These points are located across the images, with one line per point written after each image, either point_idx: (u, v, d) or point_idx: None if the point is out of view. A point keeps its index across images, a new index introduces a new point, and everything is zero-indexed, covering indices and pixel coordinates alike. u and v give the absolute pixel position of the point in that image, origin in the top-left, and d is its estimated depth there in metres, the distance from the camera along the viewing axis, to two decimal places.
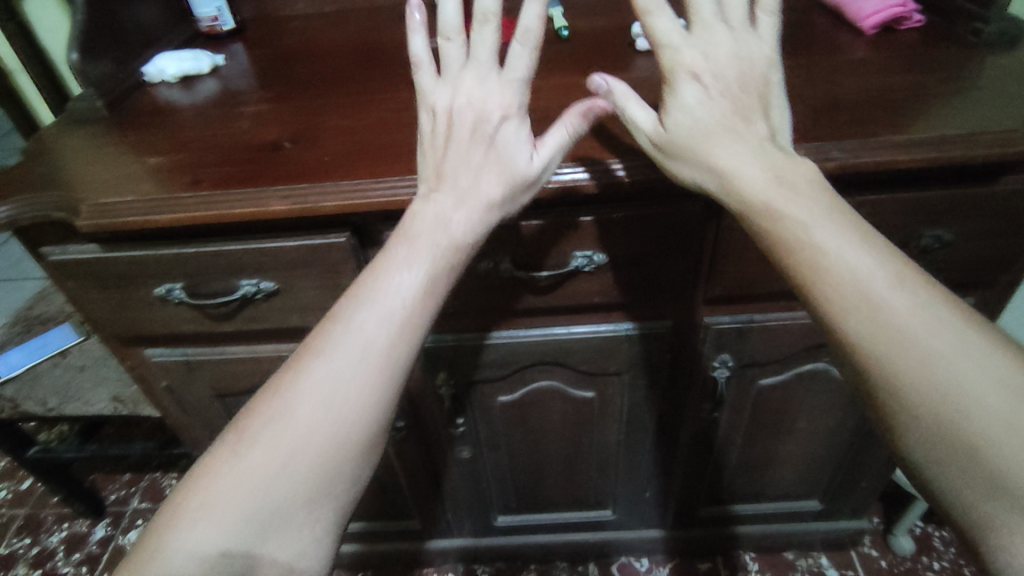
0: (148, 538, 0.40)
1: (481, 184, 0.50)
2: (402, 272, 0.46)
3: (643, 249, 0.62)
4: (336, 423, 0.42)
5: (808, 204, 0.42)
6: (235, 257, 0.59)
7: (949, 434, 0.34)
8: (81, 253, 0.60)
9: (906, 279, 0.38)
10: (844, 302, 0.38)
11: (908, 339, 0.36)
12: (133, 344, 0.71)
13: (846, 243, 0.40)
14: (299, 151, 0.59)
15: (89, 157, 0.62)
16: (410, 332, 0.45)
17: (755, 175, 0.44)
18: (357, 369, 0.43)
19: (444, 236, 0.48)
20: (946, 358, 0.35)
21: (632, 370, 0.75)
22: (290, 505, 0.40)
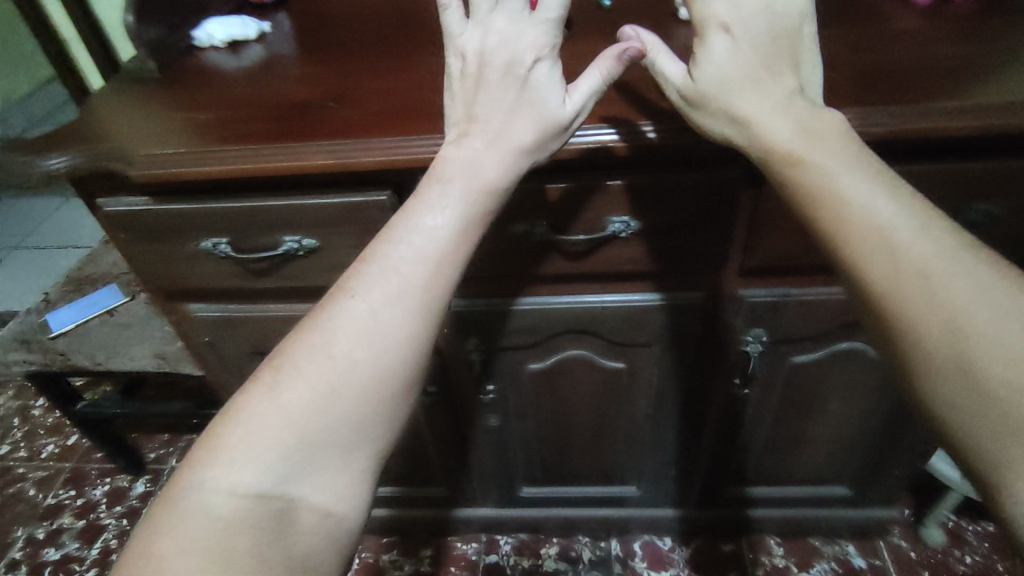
0: (179, 478, 0.39)
1: (513, 128, 0.50)
2: (433, 213, 0.45)
3: (679, 218, 0.62)
4: (376, 360, 0.41)
5: (830, 153, 0.43)
6: (277, 213, 0.61)
7: (965, 380, 0.35)
8: (132, 205, 0.62)
9: (933, 225, 0.39)
10: (865, 247, 0.39)
11: (925, 277, 0.37)
12: (178, 299, 0.73)
13: (878, 194, 0.41)
14: (341, 109, 0.60)
15: (141, 113, 0.65)
16: (445, 272, 0.44)
17: (784, 126, 0.46)
18: (394, 307, 0.42)
19: (478, 179, 0.47)
20: (965, 299, 0.36)
21: (663, 342, 0.75)
22: (327, 445, 0.40)
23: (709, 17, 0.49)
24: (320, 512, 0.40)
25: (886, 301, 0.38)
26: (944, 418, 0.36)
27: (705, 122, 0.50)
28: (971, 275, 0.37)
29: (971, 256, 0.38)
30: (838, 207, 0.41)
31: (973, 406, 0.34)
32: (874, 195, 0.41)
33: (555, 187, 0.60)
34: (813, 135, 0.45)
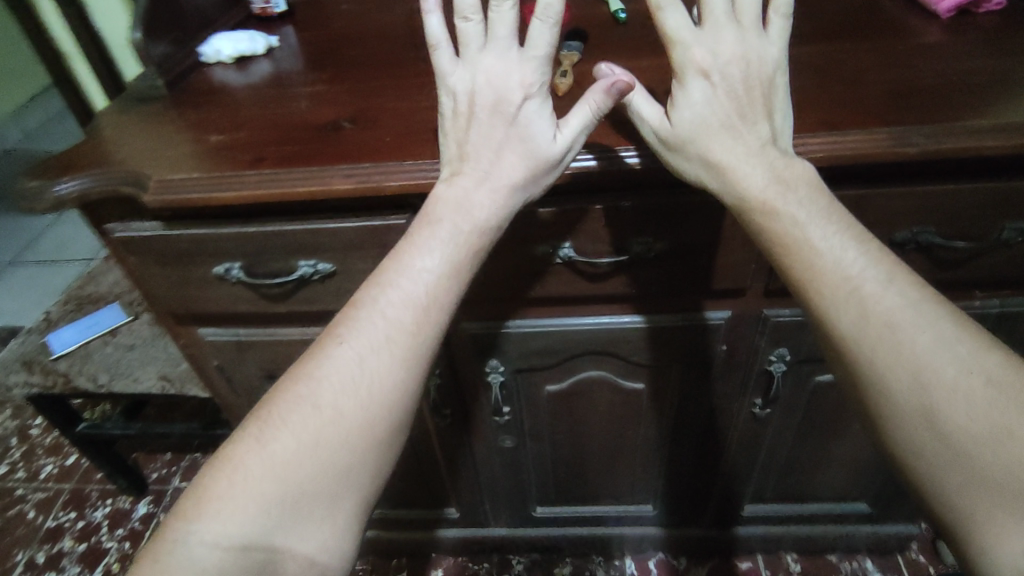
0: (168, 529, 0.40)
1: (501, 167, 0.50)
2: (425, 257, 0.47)
3: (706, 239, 0.60)
4: (362, 406, 0.43)
5: (804, 206, 0.46)
6: (293, 237, 0.59)
7: (929, 424, 0.39)
8: (143, 229, 0.60)
9: (897, 278, 0.42)
10: (834, 300, 0.43)
11: (896, 330, 0.41)
12: (188, 323, 0.71)
13: (842, 246, 0.44)
14: (358, 132, 0.59)
15: (152, 134, 0.63)
16: (433, 317, 0.46)
17: (755, 176, 0.47)
18: (381, 352, 0.44)
19: (468, 219, 0.48)
20: (932, 354, 0.39)
21: (684, 364, 0.73)
22: (314, 492, 0.41)
23: (687, 65, 0.49)
24: (311, 554, 0.41)
25: (850, 346, 0.42)
26: (910, 452, 0.40)
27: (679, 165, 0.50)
28: (926, 328, 0.40)
29: (925, 307, 0.41)
30: (810, 260, 0.44)
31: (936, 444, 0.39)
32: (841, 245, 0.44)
33: (574, 209, 0.58)
34: (783, 186, 0.47)
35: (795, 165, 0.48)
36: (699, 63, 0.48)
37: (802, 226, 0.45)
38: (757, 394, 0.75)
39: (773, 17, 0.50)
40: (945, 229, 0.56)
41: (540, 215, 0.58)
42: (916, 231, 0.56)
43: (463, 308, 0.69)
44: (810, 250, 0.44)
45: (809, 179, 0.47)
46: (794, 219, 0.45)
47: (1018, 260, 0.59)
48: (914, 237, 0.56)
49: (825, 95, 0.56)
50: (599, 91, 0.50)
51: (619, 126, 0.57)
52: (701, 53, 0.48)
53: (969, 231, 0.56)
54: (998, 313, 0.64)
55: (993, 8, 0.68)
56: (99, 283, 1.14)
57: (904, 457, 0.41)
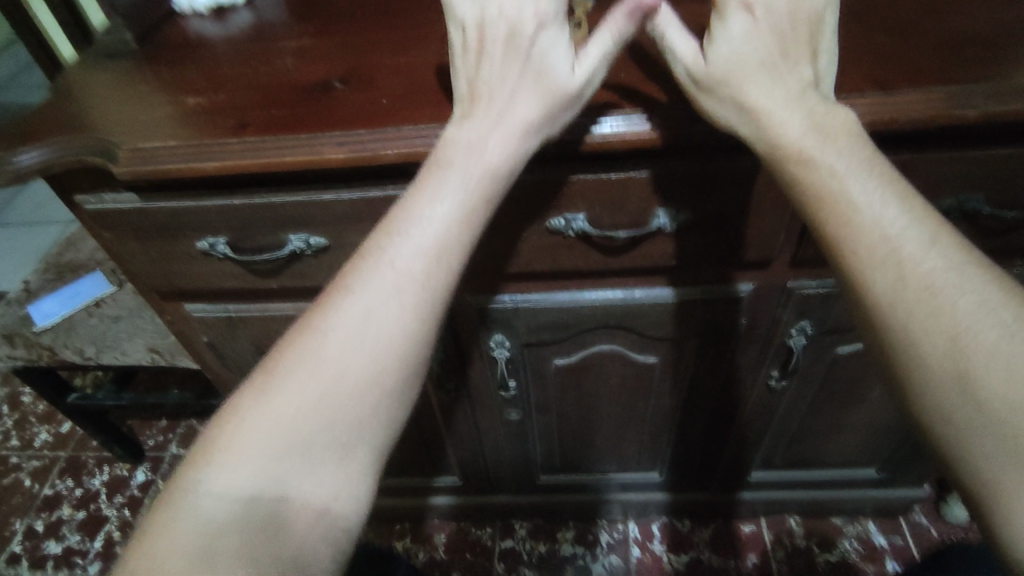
0: (172, 483, 0.37)
1: (511, 114, 0.44)
2: (436, 202, 0.42)
3: (732, 210, 0.55)
4: (373, 359, 0.40)
5: (845, 155, 0.40)
6: (282, 210, 0.54)
7: (966, 389, 0.33)
8: (116, 202, 0.55)
9: (940, 239, 0.37)
10: (871, 261, 0.37)
11: (935, 293, 0.35)
12: (173, 299, 0.67)
13: (881, 200, 0.38)
14: (351, 93, 0.53)
15: (123, 96, 0.57)
16: (451, 261, 0.42)
17: (794, 124, 0.41)
18: (391, 303, 0.41)
19: (481, 162, 0.43)
20: (970, 316, 0.34)
21: (699, 337, 0.69)
22: (324, 443, 0.39)
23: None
24: (320, 509, 0.39)
25: (879, 310, 0.37)
26: (932, 415, 0.35)
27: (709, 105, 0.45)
28: (971, 292, 0.35)
29: (971, 274, 0.36)
30: (848, 217, 0.38)
31: (966, 413, 0.33)
32: (881, 203, 0.38)
33: (587, 178, 0.53)
34: (825, 137, 0.41)
35: (840, 114, 0.42)
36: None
37: (834, 180, 0.39)
38: (774, 366, 0.72)
39: None
40: (995, 196, 0.52)
41: (552, 183, 0.53)
42: (963, 198, 0.52)
43: (467, 282, 0.64)
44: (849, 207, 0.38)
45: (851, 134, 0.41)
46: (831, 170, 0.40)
47: None
48: (960, 205, 0.52)
49: (873, 48, 0.50)
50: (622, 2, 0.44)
51: (643, 86, 0.51)
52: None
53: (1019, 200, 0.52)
54: None
55: None
56: (79, 250, 1.08)
57: (926, 424, 0.35)
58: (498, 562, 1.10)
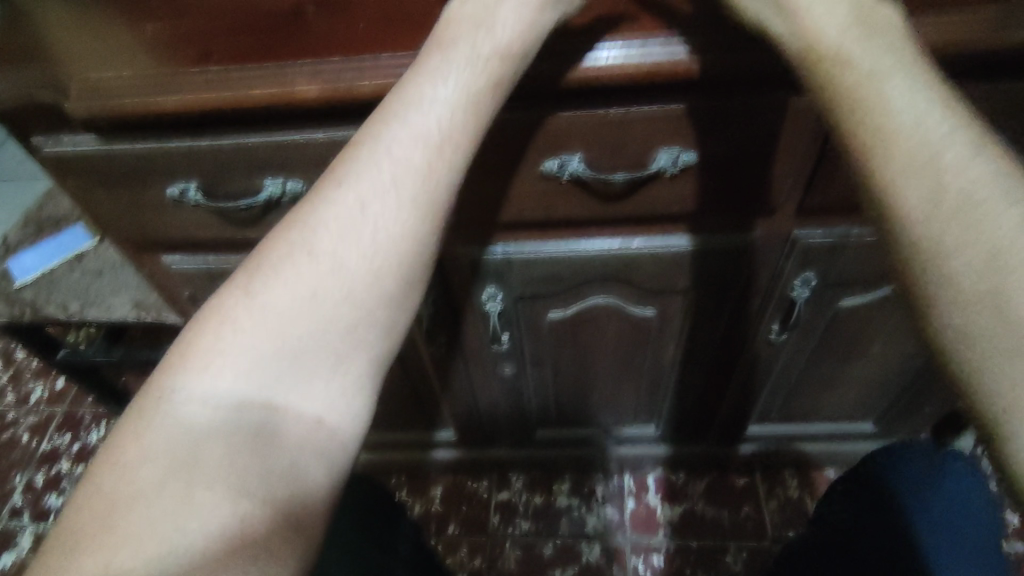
0: (159, 378, 0.38)
1: (498, 18, 0.42)
2: (437, 85, 0.40)
3: (738, 153, 0.51)
4: (367, 255, 0.40)
5: (888, 47, 0.35)
6: (254, 152, 0.50)
7: (997, 306, 0.30)
8: (75, 144, 0.51)
9: (986, 144, 0.33)
10: (906, 161, 0.33)
11: (973, 202, 0.32)
12: (149, 250, 0.64)
13: (924, 100, 0.34)
14: (325, 18, 0.48)
15: (76, 24, 0.52)
16: (447, 159, 0.40)
17: (834, 18, 0.37)
18: (388, 194, 0.39)
19: (487, 44, 0.42)
20: (1005, 228, 0.31)
21: (699, 288, 0.67)
22: (315, 345, 0.39)
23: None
24: (310, 420, 0.38)
25: (912, 229, 0.32)
26: (956, 333, 0.31)
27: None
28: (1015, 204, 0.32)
29: (1014, 187, 0.32)
30: (884, 118, 0.33)
31: (995, 333, 0.30)
32: (923, 100, 0.34)
33: (582, 116, 0.48)
34: (868, 34, 0.36)
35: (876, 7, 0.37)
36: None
37: (871, 84, 0.34)
38: (777, 318, 0.70)
39: None
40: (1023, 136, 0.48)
41: (544, 122, 0.49)
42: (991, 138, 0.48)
43: (458, 232, 0.61)
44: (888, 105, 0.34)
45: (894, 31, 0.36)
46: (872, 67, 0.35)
47: None
48: None
49: None
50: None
51: (645, 11, 0.46)
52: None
53: None
54: None
55: None
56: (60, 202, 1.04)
57: (944, 344, 0.31)
58: (495, 512, 1.10)
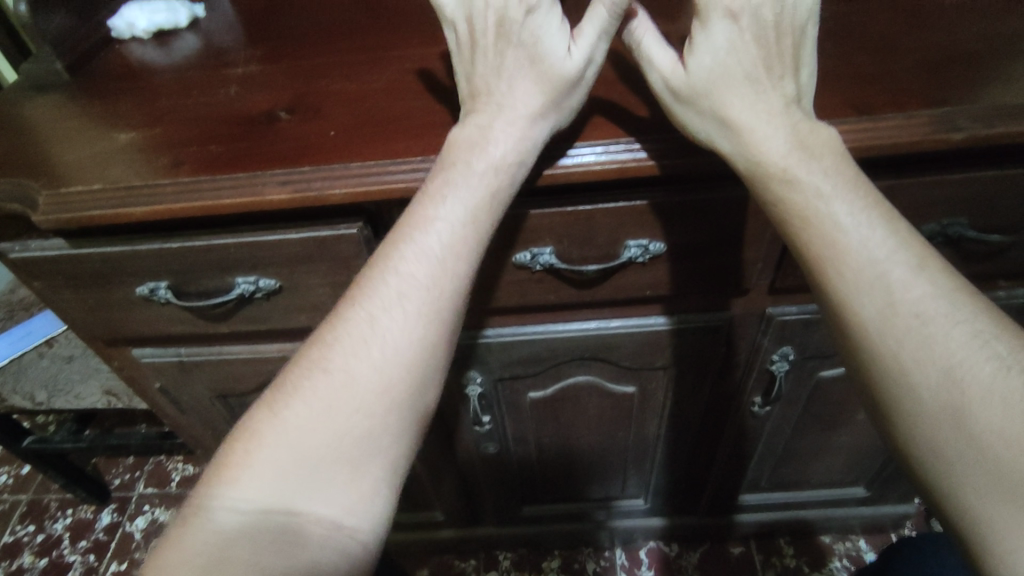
0: (188, 503, 0.36)
1: (491, 138, 0.43)
2: (440, 202, 0.41)
3: (706, 240, 0.52)
4: (382, 364, 0.39)
5: (830, 173, 0.39)
6: (226, 253, 0.50)
7: (954, 420, 0.33)
8: (43, 249, 0.51)
9: (929, 265, 0.36)
10: (856, 289, 0.36)
11: (924, 322, 0.34)
12: (119, 344, 0.62)
13: (871, 228, 0.37)
14: (297, 124, 0.49)
15: (48, 130, 0.52)
16: (453, 267, 0.41)
17: (779, 144, 0.40)
18: (400, 306, 0.39)
19: (482, 156, 0.42)
20: (951, 346, 0.34)
21: (679, 365, 0.66)
22: (333, 454, 0.37)
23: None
24: (332, 528, 0.36)
25: (873, 350, 0.36)
26: (914, 441, 0.34)
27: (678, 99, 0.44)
28: (962, 320, 0.34)
29: (961, 301, 0.35)
30: (833, 246, 0.37)
31: (950, 445, 0.33)
32: (866, 224, 0.37)
33: (549, 213, 0.49)
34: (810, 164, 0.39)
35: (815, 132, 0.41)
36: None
37: (821, 217, 0.38)
38: (758, 392, 0.69)
39: None
40: (979, 219, 0.49)
41: (513, 217, 0.49)
42: (946, 222, 0.49)
43: None
44: (837, 237, 0.37)
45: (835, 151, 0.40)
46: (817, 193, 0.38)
47: None
48: (944, 229, 0.49)
49: (853, 69, 0.47)
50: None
51: (604, 112, 0.48)
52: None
53: (1004, 223, 0.50)
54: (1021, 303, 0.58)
55: None
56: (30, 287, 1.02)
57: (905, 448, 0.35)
58: None
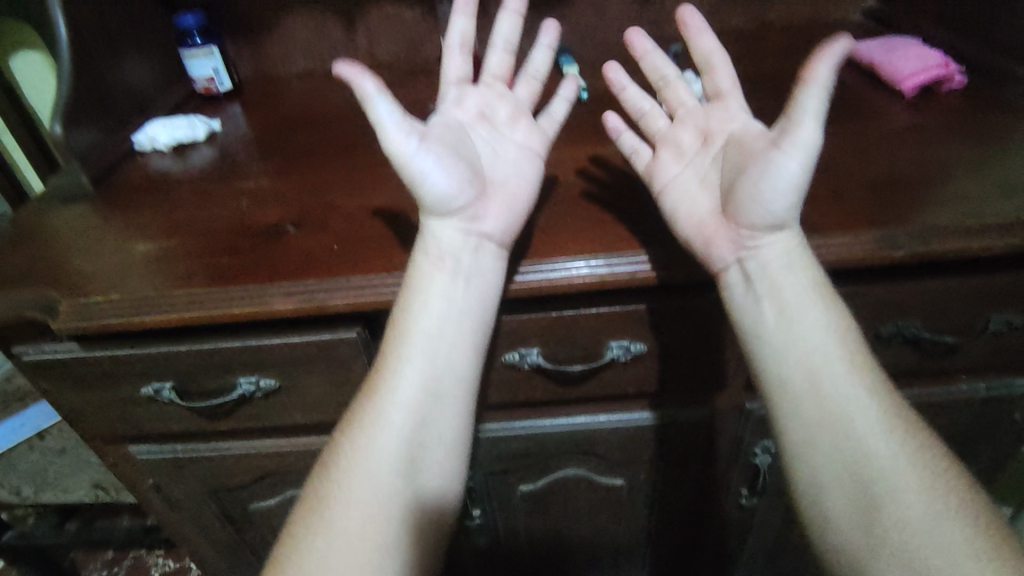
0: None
1: (449, 252, 0.49)
2: (430, 312, 0.47)
3: (683, 341, 0.56)
4: (390, 459, 0.45)
5: (778, 289, 0.45)
6: (230, 356, 0.53)
7: (845, 484, 0.41)
8: (57, 352, 0.54)
9: (856, 367, 0.43)
10: (796, 392, 0.44)
11: (848, 421, 0.42)
12: (118, 441, 0.63)
13: (804, 335, 0.44)
14: (304, 237, 0.54)
15: (71, 240, 0.57)
16: (451, 372, 0.47)
17: (732, 265, 0.47)
18: (404, 408, 0.46)
19: (462, 271, 0.48)
20: (871, 440, 0.41)
21: (664, 459, 0.68)
22: (353, 545, 0.42)
23: (709, 90, 0.51)
24: None
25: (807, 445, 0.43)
26: (808, 489, 0.43)
27: (667, 200, 0.51)
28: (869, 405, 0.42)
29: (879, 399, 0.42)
30: (777, 355, 0.45)
31: (866, 517, 0.40)
32: (794, 314, 0.45)
33: (535, 317, 0.53)
34: (753, 266, 0.46)
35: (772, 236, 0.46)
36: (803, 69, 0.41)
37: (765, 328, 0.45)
38: (743, 485, 0.71)
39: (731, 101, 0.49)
40: (934, 322, 0.54)
41: (503, 322, 0.53)
42: (902, 324, 0.53)
43: None
44: (777, 346, 0.45)
45: (785, 251, 0.46)
46: (750, 283, 0.46)
47: (1002, 348, 0.57)
48: (902, 331, 0.54)
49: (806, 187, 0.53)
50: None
51: (586, 225, 0.53)
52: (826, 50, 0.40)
53: (955, 325, 0.54)
54: (982, 397, 0.61)
55: (957, 87, 0.67)
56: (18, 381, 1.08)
57: (798, 492, 0.44)
58: None
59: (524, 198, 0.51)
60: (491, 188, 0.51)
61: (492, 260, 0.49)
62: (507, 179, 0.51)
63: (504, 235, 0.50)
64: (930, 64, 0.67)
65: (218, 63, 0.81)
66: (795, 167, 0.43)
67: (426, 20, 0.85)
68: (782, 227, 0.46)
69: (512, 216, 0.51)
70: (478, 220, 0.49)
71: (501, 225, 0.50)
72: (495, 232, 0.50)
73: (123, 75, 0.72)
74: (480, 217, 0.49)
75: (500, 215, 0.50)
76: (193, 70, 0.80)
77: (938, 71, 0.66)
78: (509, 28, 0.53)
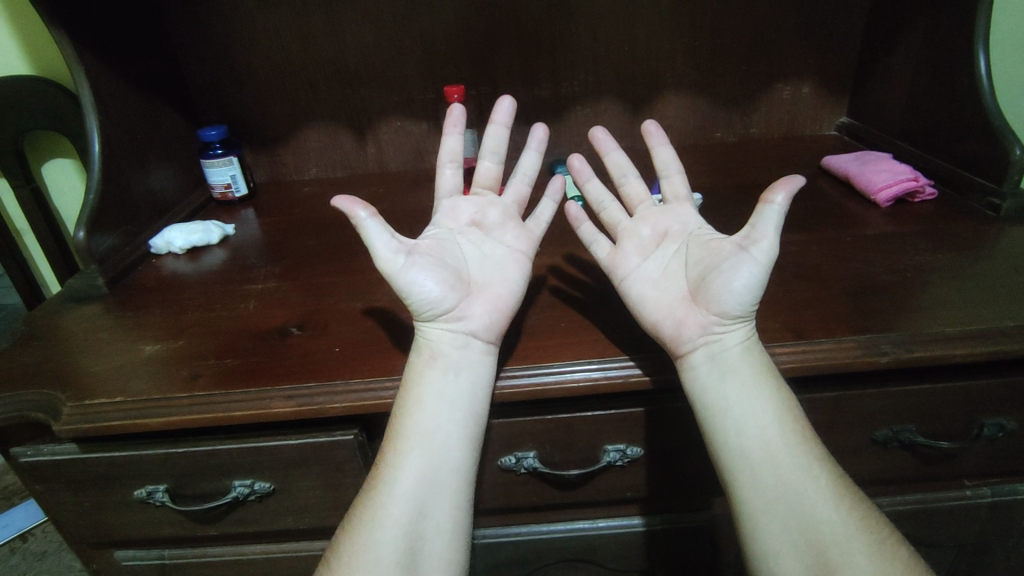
0: None
1: (440, 350, 0.51)
2: (419, 410, 0.49)
3: (680, 445, 0.56)
4: (383, 560, 0.46)
5: (739, 385, 0.47)
6: (226, 457, 0.53)
7: (799, 558, 0.43)
8: (55, 452, 0.53)
9: (811, 458, 0.45)
10: (759, 485, 0.45)
11: (807, 511, 0.44)
12: (104, 546, 0.61)
13: (764, 428, 0.46)
14: (308, 340, 0.56)
15: (82, 342, 0.58)
16: (437, 467, 0.48)
17: (700, 362, 0.48)
18: (395, 506, 0.47)
19: (452, 367, 0.50)
20: (828, 529, 0.43)
21: (668, 566, 0.66)
22: None
23: (667, 195, 0.56)
24: None
25: (769, 535, 0.44)
26: (765, 562, 0.44)
27: (630, 288, 0.53)
28: (819, 477, 0.45)
29: (832, 488, 0.45)
30: (741, 449, 0.46)
31: None
32: (753, 397, 0.47)
33: (530, 421, 0.53)
34: (716, 354, 0.48)
35: (737, 324, 0.49)
36: (764, 193, 0.47)
37: (731, 424, 0.47)
38: None
39: (682, 204, 0.55)
40: (928, 425, 0.54)
41: (498, 426, 0.54)
42: (896, 429, 0.54)
43: None
44: (743, 439, 0.46)
45: (744, 341, 0.48)
46: (714, 370, 0.48)
47: (1002, 452, 0.57)
48: (897, 435, 0.54)
49: (790, 296, 0.55)
50: (503, 111, 0.57)
51: (580, 330, 0.55)
52: (778, 188, 0.46)
53: (951, 430, 0.54)
54: (987, 501, 0.60)
55: (928, 197, 0.71)
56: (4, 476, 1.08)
57: (755, 565, 0.45)
58: None
59: (507, 295, 0.53)
60: (476, 285, 0.53)
61: (481, 350, 0.51)
62: (491, 277, 0.53)
63: (493, 332, 0.52)
64: (901, 177, 0.71)
65: (236, 171, 0.86)
66: (755, 271, 0.47)
67: (433, 132, 0.92)
68: (743, 319, 0.49)
69: (500, 312, 0.52)
70: (467, 317, 0.52)
71: (489, 322, 0.52)
72: (479, 326, 0.51)
73: (146, 182, 0.77)
74: (467, 313, 0.52)
75: (486, 310, 0.52)
76: (211, 177, 0.85)
77: (909, 184, 0.70)
78: (496, 140, 0.57)
